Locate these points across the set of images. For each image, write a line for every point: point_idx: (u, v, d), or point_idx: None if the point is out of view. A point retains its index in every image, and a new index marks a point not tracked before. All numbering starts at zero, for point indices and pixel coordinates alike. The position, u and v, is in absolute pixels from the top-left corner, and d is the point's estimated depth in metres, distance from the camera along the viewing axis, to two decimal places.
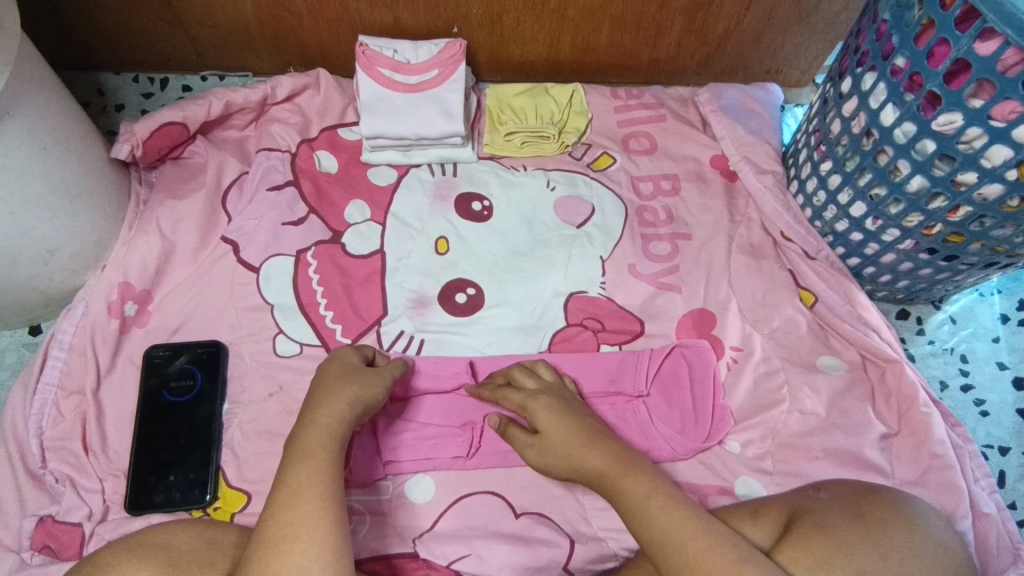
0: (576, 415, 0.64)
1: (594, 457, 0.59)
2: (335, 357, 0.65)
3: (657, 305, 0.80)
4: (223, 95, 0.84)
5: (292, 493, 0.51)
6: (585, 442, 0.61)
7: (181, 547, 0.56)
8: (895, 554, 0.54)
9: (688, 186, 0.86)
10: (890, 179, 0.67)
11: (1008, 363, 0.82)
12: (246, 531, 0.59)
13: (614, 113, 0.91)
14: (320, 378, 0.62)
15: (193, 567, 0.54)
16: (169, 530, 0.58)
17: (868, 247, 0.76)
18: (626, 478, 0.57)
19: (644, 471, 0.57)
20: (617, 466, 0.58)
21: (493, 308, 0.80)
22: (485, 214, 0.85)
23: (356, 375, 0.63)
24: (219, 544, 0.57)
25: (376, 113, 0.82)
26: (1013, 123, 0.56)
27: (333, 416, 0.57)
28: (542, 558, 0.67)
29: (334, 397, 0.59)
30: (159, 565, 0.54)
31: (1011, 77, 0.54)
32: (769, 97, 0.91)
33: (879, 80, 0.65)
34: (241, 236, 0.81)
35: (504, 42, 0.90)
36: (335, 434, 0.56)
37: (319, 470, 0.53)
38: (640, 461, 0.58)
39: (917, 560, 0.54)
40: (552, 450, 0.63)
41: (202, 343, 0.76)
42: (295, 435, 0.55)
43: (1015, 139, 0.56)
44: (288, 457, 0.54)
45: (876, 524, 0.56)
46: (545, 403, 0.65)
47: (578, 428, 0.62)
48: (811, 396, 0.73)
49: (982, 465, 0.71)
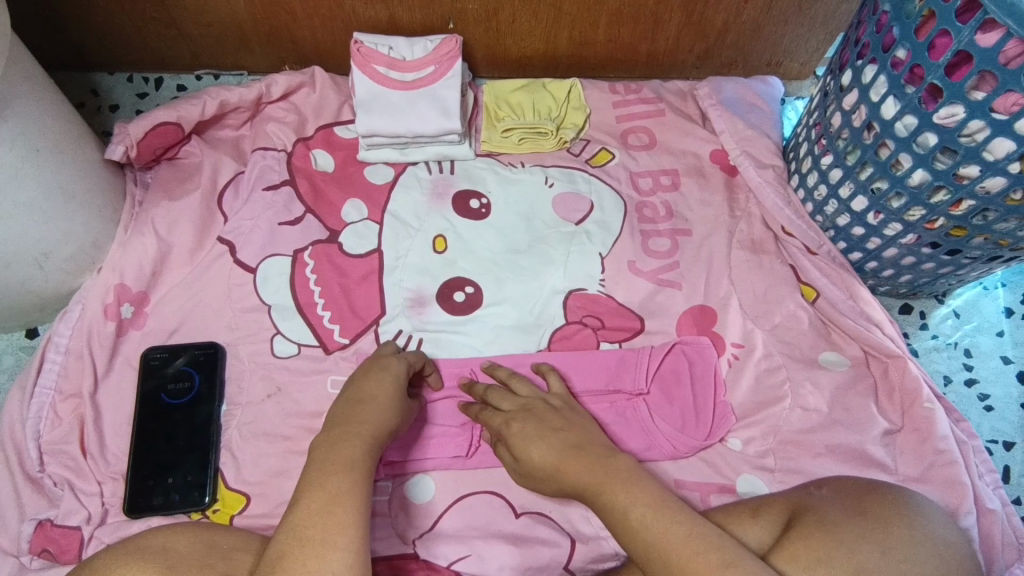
0: (551, 432, 0.62)
1: (574, 476, 0.58)
2: (382, 367, 0.66)
3: (658, 302, 0.79)
4: (218, 95, 0.83)
5: (330, 501, 0.50)
6: (563, 461, 0.60)
7: (180, 549, 0.55)
8: (898, 554, 0.53)
9: (689, 180, 0.86)
10: (893, 173, 0.62)
11: (1013, 357, 0.79)
12: (244, 536, 0.59)
13: (613, 109, 0.90)
14: (368, 387, 0.62)
15: (193, 568, 0.53)
16: (166, 532, 0.57)
17: (871, 241, 0.72)
18: (606, 492, 0.56)
19: (622, 481, 0.56)
20: (594, 481, 0.57)
21: (491, 307, 0.80)
22: (483, 211, 0.84)
23: (399, 398, 0.63)
24: (218, 547, 0.56)
25: (372, 111, 0.82)
26: (1016, 115, 0.51)
27: (372, 433, 0.57)
28: (543, 558, 0.67)
29: (377, 417, 0.59)
30: (159, 568, 0.53)
31: (1014, 69, 0.50)
32: (769, 90, 0.90)
33: (880, 72, 0.60)
34: (237, 236, 0.80)
35: (501, 38, 0.89)
36: (372, 453, 0.56)
37: (355, 481, 0.52)
38: (622, 467, 0.57)
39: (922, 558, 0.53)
40: (535, 473, 0.62)
41: (200, 344, 0.76)
42: (332, 440, 0.55)
43: (1019, 132, 0.52)
44: (325, 464, 0.53)
45: (878, 521, 0.55)
46: (519, 429, 0.63)
47: (555, 450, 0.61)
48: (813, 393, 0.73)
49: (986, 461, 0.71)
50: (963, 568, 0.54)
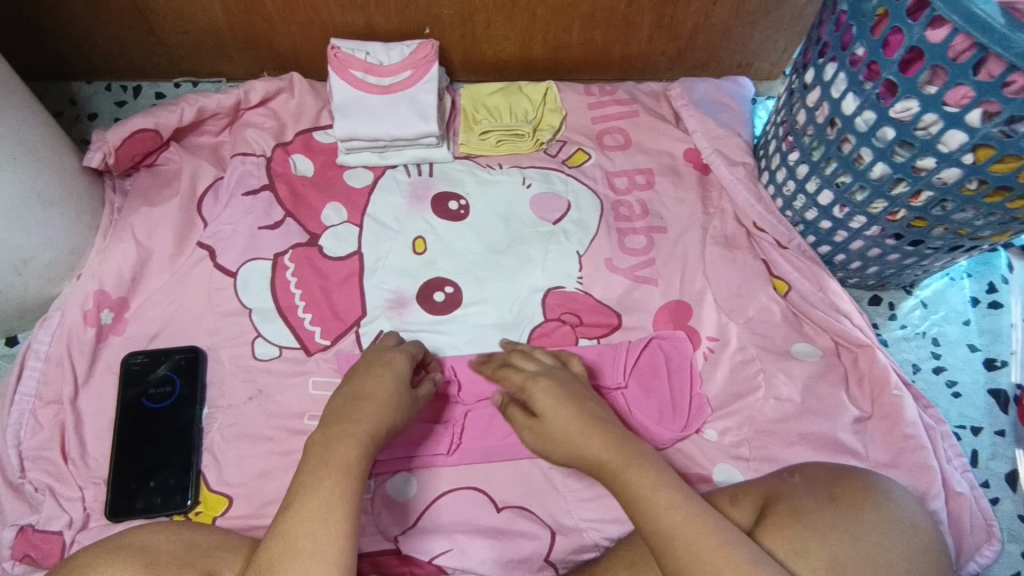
0: (576, 401, 0.63)
1: (596, 445, 0.59)
2: (385, 366, 0.65)
3: (635, 298, 0.81)
4: (196, 101, 0.84)
5: (323, 507, 0.51)
6: (585, 429, 0.60)
7: (161, 548, 0.55)
8: (864, 538, 0.55)
9: (663, 179, 0.87)
10: (855, 167, 0.64)
11: (979, 345, 0.82)
12: (224, 534, 0.60)
13: (588, 110, 0.92)
14: (367, 385, 0.62)
15: (174, 567, 0.54)
16: (145, 531, 0.57)
17: (838, 235, 0.75)
18: (634, 469, 0.56)
19: (650, 464, 0.56)
20: (621, 456, 0.57)
21: (471, 306, 0.81)
22: (461, 212, 0.85)
23: (398, 396, 0.63)
24: (197, 546, 0.57)
25: (350, 115, 0.83)
26: (967, 108, 0.53)
27: (367, 432, 0.57)
28: (524, 550, 0.68)
29: (373, 416, 0.59)
30: (139, 565, 0.53)
31: (962, 63, 0.52)
32: (739, 90, 0.92)
33: (840, 70, 0.62)
34: (217, 241, 0.81)
35: (477, 42, 0.91)
36: (366, 454, 0.56)
37: (346, 487, 0.52)
38: (646, 453, 0.57)
39: (886, 543, 0.55)
40: (550, 434, 0.62)
41: (182, 348, 0.76)
42: (328, 442, 0.55)
43: (970, 123, 0.54)
44: (319, 468, 0.53)
45: (846, 507, 0.57)
46: (544, 386, 0.65)
47: (575, 416, 0.61)
48: (786, 383, 0.75)
49: (954, 445, 0.73)
50: (926, 548, 0.56)
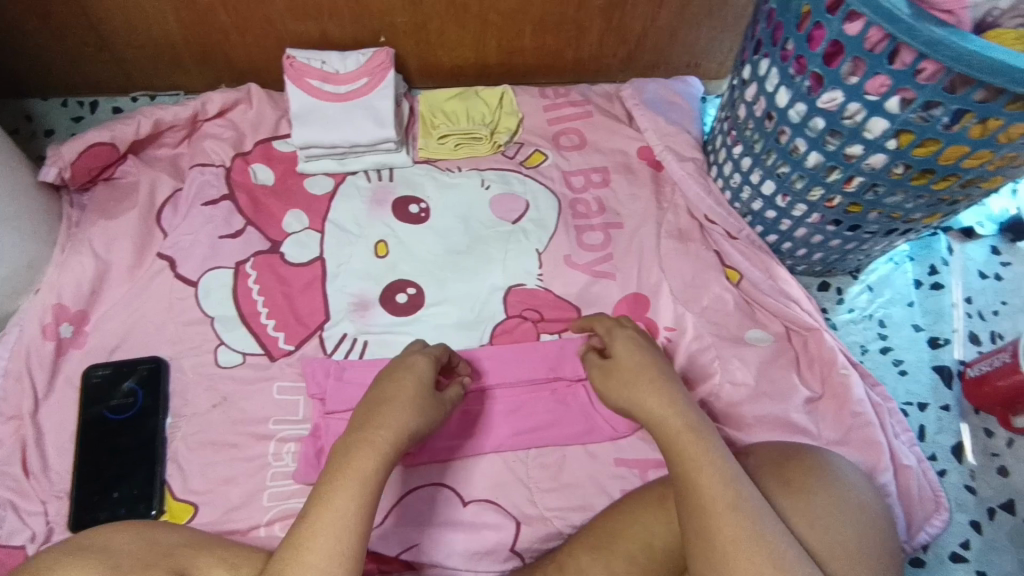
0: (651, 374, 0.62)
1: (654, 405, 0.59)
2: (406, 366, 0.64)
3: (594, 292, 0.83)
4: (152, 114, 0.85)
5: (336, 517, 0.51)
6: (650, 387, 0.61)
7: (123, 548, 0.55)
8: (820, 521, 0.55)
9: (618, 177, 0.90)
10: (792, 157, 0.68)
11: (923, 325, 0.85)
12: (188, 533, 0.60)
13: (544, 112, 0.94)
14: (390, 387, 0.61)
15: (135, 567, 0.54)
16: (108, 531, 0.57)
17: (782, 223, 0.78)
18: (684, 442, 0.56)
19: (707, 439, 0.56)
20: (679, 424, 0.57)
21: (434, 306, 0.82)
22: (422, 216, 0.87)
23: (421, 399, 0.61)
24: (159, 544, 0.57)
25: (307, 123, 0.84)
26: (886, 96, 0.56)
27: (387, 439, 0.56)
28: (490, 541, 0.69)
29: (394, 420, 0.58)
30: (101, 567, 0.54)
31: (878, 53, 0.55)
32: (689, 89, 0.96)
33: (773, 65, 0.65)
34: (177, 251, 0.81)
35: (432, 49, 0.93)
36: (383, 462, 0.55)
37: (361, 496, 0.52)
38: (707, 428, 0.57)
39: (837, 522, 0.55)
40: (616, 368, 0.65)
41: (143, 359, 0.76)
42: (348, 449, 0.55)
43: (889, 111, 0.57)
44: (337, 475, 0.53)
45: (800, 488, 0.57)
46: (626, 337, 0.67)
47: (645, 371, 0.62)
48: (740, 368, 0.77)
49: (901, 421, 0.76)
50: (874, 525, 0.57)
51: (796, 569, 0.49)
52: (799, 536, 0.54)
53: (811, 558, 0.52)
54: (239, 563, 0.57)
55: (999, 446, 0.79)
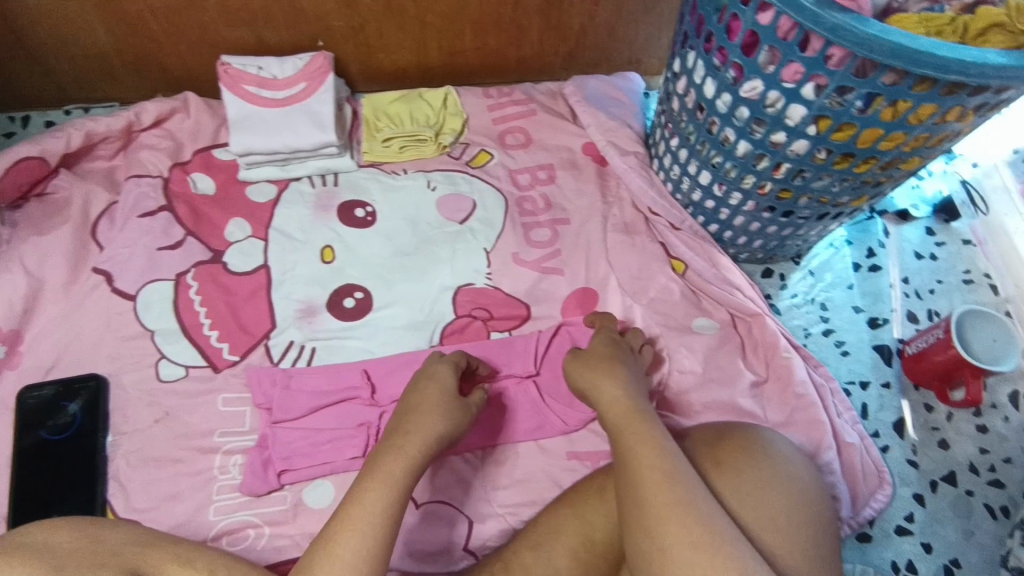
0: (612, 364, 0.67)
1: (607, 394, 0.63)
2: (431, 376, 0.68)
3: (543, 289, 0.83)
4: (83, 126, 0.83)
5: (367, 512, 0.52)
6: (607, 379, 0.65)
7: (66, 548, 0.52)
8: (750, 499, 0.55)
9: (564, 173, 0.91)
10: (724, 147, 0.69)
11: (862, 306, 0.88)
12: (136, 530, 0.56)
13: (488, 112, 0.95)
14: (419, 395, 0.65)
15: (83, 568, 0.51)
16: (47, 528, 0.53)
17: (721, 212, 0.80)
18: (624, 428, 0.59)
19: (649, 422, 0.59)
20: (625, 412, 0.60)
21: (383, 310, 0.82)
22: (368, 219, 0.86)
23: (448, 405, 0.65)
24: (105, 541, 0.53)
25: (245, 130, 0.83)
26: (801, 83, 0.58)
27: (419, 443, 0.59)
28: (442, 541, 0.69)
29: (426, 425, 0.61)
30: (43, 568, 0.50)
31: (790, 41, 0.56)
32: (630, 85, 0.97)
33: (698, 57, 0.67)
34: (114, 265, 0.79)
35: (372, 52, 0.92)
36: (415, 462, 0.57)
37: (393, 495, 0.54)
38: (648, 414, 0.60)
39: (768, 500, 0.56)
40: (580, 361, 0.68)
41: (81, 377, 0.74)
42: (380, 454, 0.57)
43: (806, 97, 0.58)
44: (368, 476, 0.55)
45: (730, 469, 0.57)
46: (603, 339, 0.72)
47: (604, 364, 0.67)
48: (688, 356, 0.78)
49: (844, 400, 0.78)
50: (804, 501, 0.57)
51: (725, 535, 0.50)
52: (737, 514, 0.55)
53: (746, 537, 0.51)
54: (194, 558, 0.55)
55: (939, 420, 0.81)
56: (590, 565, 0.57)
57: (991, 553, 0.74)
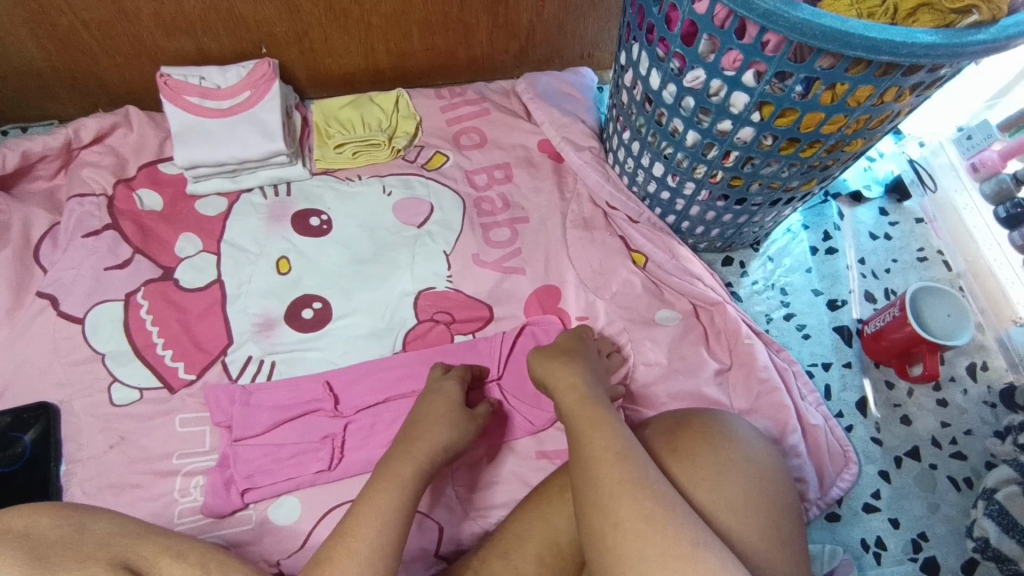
0: (570, 359, 0.67)
1: (564, 386, 0.63)
2: (441, 387, 0.69)
3: (505, 289, 0.83)
4: (19, 145, 0.81)
5: (375, 513, 0.53)
6: (566, 372, 0.64)
7: (51, 538, 0.50)
8: (705, 482, 0.55)
9: (520, 171, 0.90)
10: (673, 137, 0.69)
11: (821, 289, 0.89)
12: (124, 521, 0.54)
13: (441, 113, 0.94)
14: (425, 407, 0.66)
15: (69, 561, 0.49)
16: (33, 512, 0.51)
17: (677, 203, 0.80)
18: (578, 424, 0.58)
19: (604, 414, 0.58)
20: (581, 405, 0.60)
21: (343, 319, 0.80)
22: (324, 228, 0.85)
23: (456, 415, 0.66)
24: (90, 532, 0.51)
25: (190, 142, 0.81)
26: (741, 70, 0.58)
27: (425, 450, 0.60)
28: (414, 549, 0.68)
29: (431, 433, 0.63)
30: (25, 560, 0.48)
31: (727, 30, 0.56)
32: (582, 80, 0.97)
33: (642, 50, 0.67)
34: (59, 288, 0.77)
35: (319, 57, 0.91)
36: (421, 467, 0.59)
37: (401, 496, 0.55)
38: (604, 405, 0.60)
39: (728, 486, 0.55)
40: (541, 357, 0.68)
41: (29, 406, 0.71)
42: (389, 460, 0.59)
43: (747, 84, 0.59)
44: (375, 482, 0.56)
45: (687, 457, 0.57)
46: (567, 336, 0.72)
47: (564, 357, 0.67)
48: (652, 348, 0.79)
49: (807, 382, 0.79)
50: (765, 482, 0.57)
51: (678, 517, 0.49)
52: (698, 502, 0.54)
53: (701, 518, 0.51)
54: (184, 551, 0.53)
55: (900, 397, 0.83)
56: (555, 568, 0.57)
57: (957, 524, 0.75)
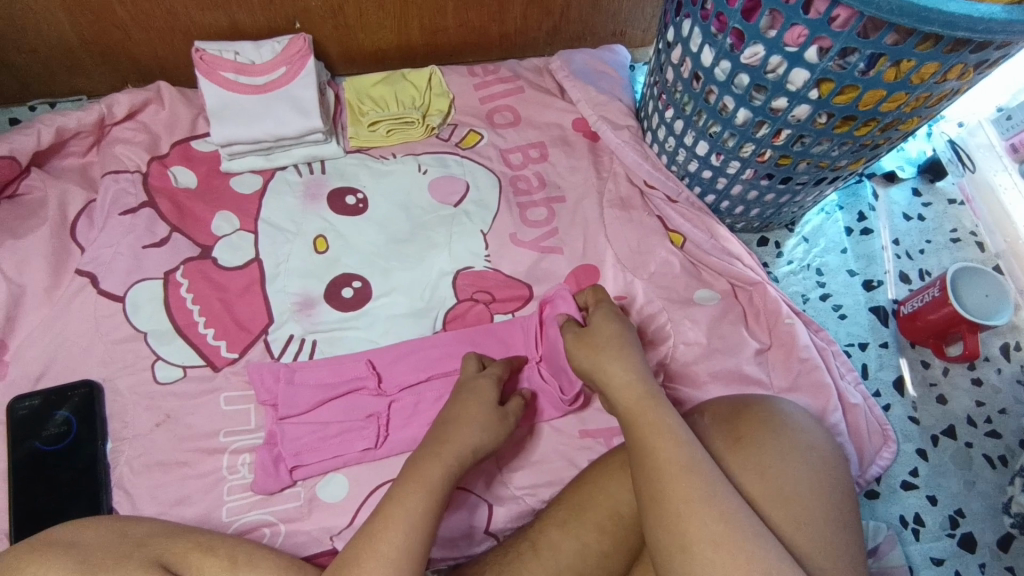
0: (622, 342, 0.65)
1: (618, 370, 0.62)
2: (472, 386, 0.67)
3: (543, 268, 0.82)
4: (53, 121, 0.79)
5: (404, 516, 0.53)
6: (619, 352, 0.64)
7: (93, 544, 0.51)
8: (768, 470, 0.56)
9: (556, 150, 0.89)
10: (721, 115, 0.69)
11: (857, 270, 0.89)
12: (161, 522, 0.55)
13: (474, 91, 0.93)
14: (453, 407, 0.65)
15: (109, 561, 0.50)
16: (74, 526, 0.52)
17: (719, 181, 0.80)
18: (636, 416, 0.59)
19: (659, 404, 0.58)
20: (638, 396, 0.60)
21: (382, 298, 0.80)
22: (360, 206, 0.84)
23: (488, 416, 0.64)
24: (131, 535, 0.52)
25: (226, 119, 0.80)
26: (804, 46, 0.58)
27: (455, 453, 0.60)
28: (462, 526, 0.69)
29: (459, 436, 0.61)
30: (70, 564, 0.49)
31: (792, 4, 0.56)
32: (616, 58, 0.95)
33: (694, 25, 0.66)
34: (97, 266, 0.76)
35: (351, 33, 0.89)
36: (450, 473, 0.58)
37: (429, 503, 0.55)
38: (659, 396, 0.60)
39: (789, 472, 0.56)
40: (586, 335, 0.67)
41: (73, 384, 0.71)
42: (418, 460, 0.58)
43: (808, 61, 0.58)
44: (403, 483, 0.56)
45: (750, 446, 0.58)
46: (603, 309, 0.70)
47: (613, 338, 0.66)
48: (692, 327, 0.79)
49: (845, 361, 0.79)
50: (824, 468, 0.58)
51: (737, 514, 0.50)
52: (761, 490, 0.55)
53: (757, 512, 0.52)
54: (215, 545, 0.54)
55: (936, 376, 0.83)
56: (617, 537, 0.58)
57: (993, 501, 0.76)
